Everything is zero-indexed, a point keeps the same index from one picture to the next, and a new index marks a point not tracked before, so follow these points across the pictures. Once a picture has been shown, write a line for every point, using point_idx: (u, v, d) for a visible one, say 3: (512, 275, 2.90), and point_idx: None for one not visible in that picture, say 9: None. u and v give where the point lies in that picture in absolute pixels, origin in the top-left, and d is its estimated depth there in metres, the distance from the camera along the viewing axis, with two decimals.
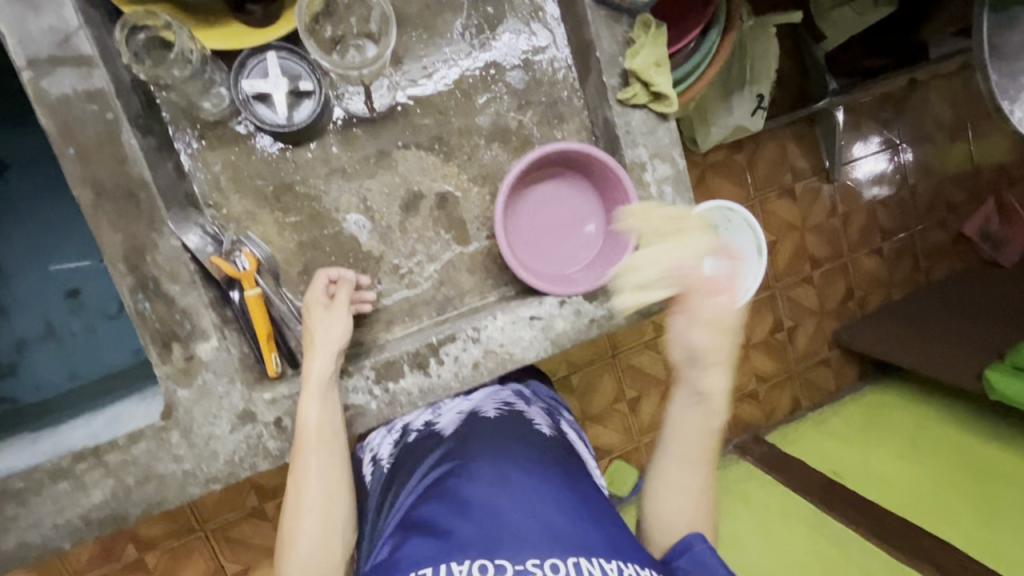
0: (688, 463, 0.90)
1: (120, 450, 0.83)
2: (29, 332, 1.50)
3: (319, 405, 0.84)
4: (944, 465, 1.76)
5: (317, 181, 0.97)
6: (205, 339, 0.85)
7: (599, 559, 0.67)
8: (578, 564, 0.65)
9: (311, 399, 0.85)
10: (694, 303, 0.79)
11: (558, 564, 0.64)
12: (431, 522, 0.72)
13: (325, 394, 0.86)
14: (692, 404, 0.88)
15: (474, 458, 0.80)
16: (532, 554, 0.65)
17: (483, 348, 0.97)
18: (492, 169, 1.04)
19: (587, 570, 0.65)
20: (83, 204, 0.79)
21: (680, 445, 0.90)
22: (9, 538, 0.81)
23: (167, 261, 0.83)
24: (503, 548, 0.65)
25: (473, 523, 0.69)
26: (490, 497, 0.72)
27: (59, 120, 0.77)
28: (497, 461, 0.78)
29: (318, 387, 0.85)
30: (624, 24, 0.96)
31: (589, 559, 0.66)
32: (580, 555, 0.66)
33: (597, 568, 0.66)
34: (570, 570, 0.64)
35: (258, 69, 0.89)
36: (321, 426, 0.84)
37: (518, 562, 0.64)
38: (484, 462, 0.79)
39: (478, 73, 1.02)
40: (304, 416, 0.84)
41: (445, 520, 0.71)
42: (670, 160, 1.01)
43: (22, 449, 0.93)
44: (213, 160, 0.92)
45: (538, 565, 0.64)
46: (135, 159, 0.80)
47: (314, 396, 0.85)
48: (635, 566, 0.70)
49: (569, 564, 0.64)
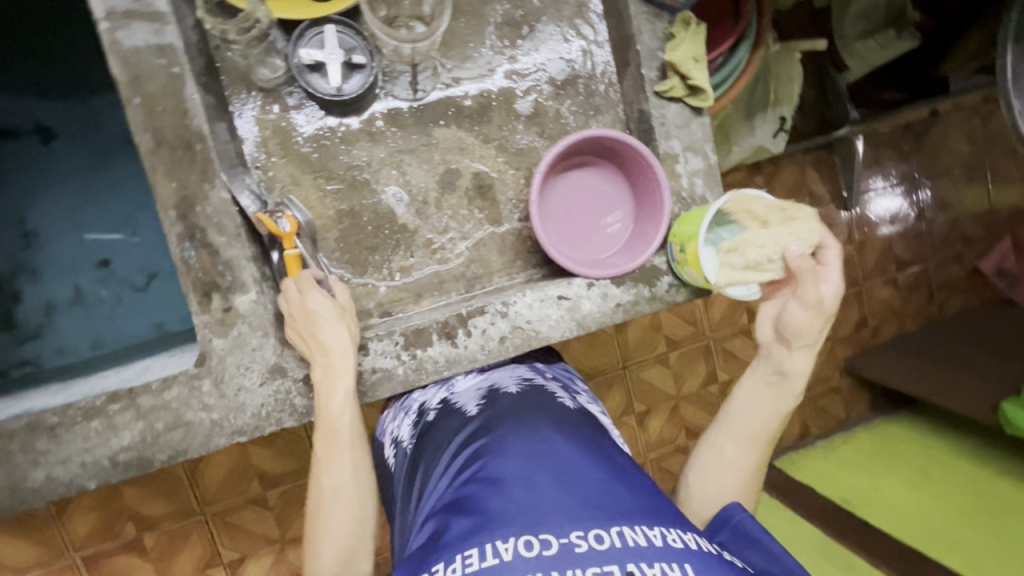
0: (739, 443, 0.95)
1: (153, 394, 0.84)
2: (58, 296, 1.53)
3: (333, 392, 0.82)
4: (955, 497, 1.74)
5: (360, 153, 1.00)
6: (244, 292, 0.87)
7: (641, 527, 0.65)
8: (622, 533, 0.64)
9: (325, 385, 0.83)
10: (806, 286, 0.90)
11: (603, 534, 0.63)
12: (468, 500, 0.71)
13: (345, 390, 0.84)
14: (765, 385, 0.96)
15: (504, 436, 0.79)
16: (576, 526, 0.64)
17: (510, 324, 0.99)
18: (528, 154, 1.07)
19: (631, 538, 0.63)
20: (144, 152, 0.83)
21: (732, 425, 0.96)
22: (37, 473, 0.82)
23: (215, 212, 0.86)
24: (547, 523, 0.64)
25: (512, 499, 0.68)
26: (526, 473, 0.72)
27: (129, 70, 0.81)
28: (529, 439, 0.78)
29: (332, 374, 0.83)
30: (664, 20, 1.00)
31: (633, 528, 0.65)
32: (623, 524, 0.65)
33: (641, 537, 0.64)
34: (615, 540, 0.63)
35: (315, 40, 0.93)
36: (340, 415, 0.82)
37: (563, 535, 0.63)
38: (515, 440, 0.78)
39: (520, 61, 1.06)
40: (325, 402, 0.83)
41: (482, 496, 0.70)
42: (702, 154, 1.04)
43: (51, 394, 0.94)
44: (265, 125, 0.96)
45: (583, 537, 0.63)
46: (196, 112, 0.84)
47: (330, 388, 0.83)
48: (678, 530, 0.67)
49: (612, 534, 0.64)
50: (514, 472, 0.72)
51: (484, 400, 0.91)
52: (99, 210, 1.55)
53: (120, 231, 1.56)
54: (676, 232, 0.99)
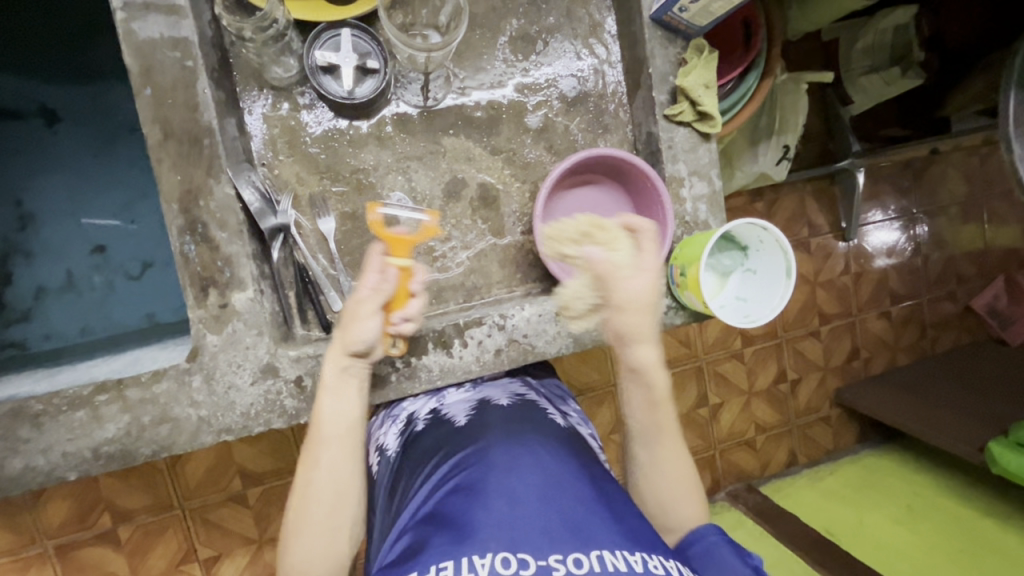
0: (655, 443, 0.88)
1: (142, 387, 0.83)
2: (51, 279, 1.51)
3: (337, 396, 0.82)
4: (939, 535, 1.75)
5: (367, 157, 1.00)
6: (241, 289, 0.86)
7: (622, 551, 0.64)
8: (602, 557, 0.62)
9: (328, 392, 0.82)
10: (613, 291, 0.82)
11: (582, 558, 0.62)
12: (448, 513, 0.70)
13: (339, 383, 0.83)
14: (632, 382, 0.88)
15: (491, 450, 0.79)
16: (555, 549, 0.63)
17: (507, 337, 0.99)
18: (535, 168, 1.07)
19: (610, 562, 0.62)
20: (151, 143, 0.83)
21: (635, 424, 0.90)
22: (17, 461, 0.80)
23: (218, 208, 0.85)
24: (526, 543, 0.63)
25: (493, 514, 0.68)
26: (511, 488, 0.71)
27: (142, 61, 0.81)
28: (515, 453, 0.78)
29: (337, 377, 0.82)
30: (677, 45, 1.01)
31: (613, 552, 0.63)
32: (604, 548, 0.63)
33: (621, 562, 0.63)
34: (594, 563, 0.61)
35: (331, 43, 0.94)
36: (338, 419, 0.82)
37: (541, 557, 0.62)
38: (501, 453, 0.78)
39: (533, 76, 1.07)
40: (320, 408, 0.82)
41: (463, 510, 0.69)
42: (707, 179, 1.05)
43: (38, 381, 0.93)
44: (274, 123, 0.96)
45: (561, 560, 0.61)
46: (206, 107, 0.84)
47: (332, 391, 0.82)
48: (661, 557, 0.66)
49: (592, 558, 0.62)
50: (498, 487, 0.72)
51: (474, 410, 0.91)
52: (98, 196, 1.54)
53: (118, 218, 1.55)
54: (680, 254, 0.99)
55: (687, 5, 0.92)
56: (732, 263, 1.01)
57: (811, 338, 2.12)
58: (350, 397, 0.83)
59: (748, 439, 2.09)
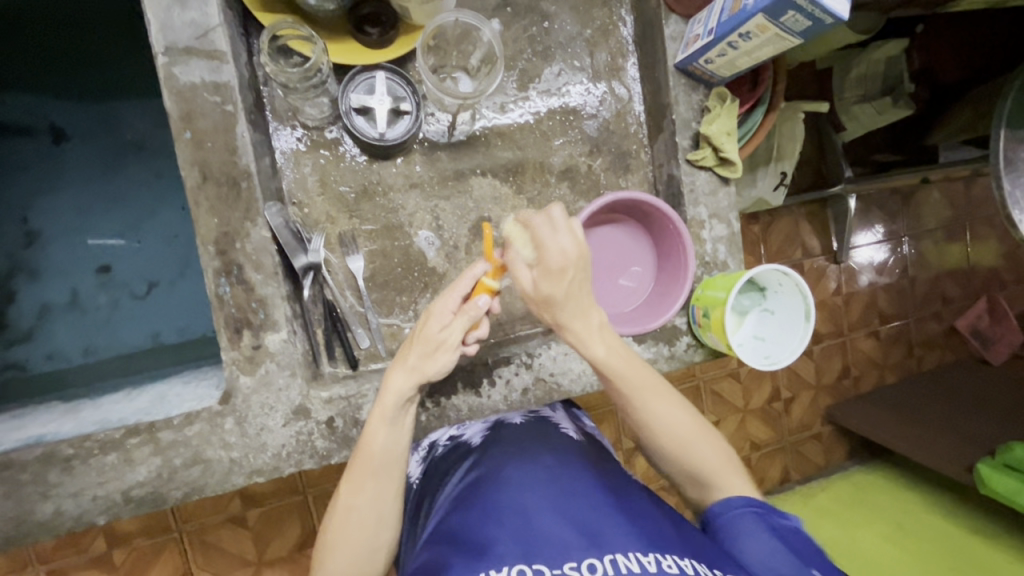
0: (651, 411, 0.86)
1: (174, 429, 0.83)
2: (54, 298, 1.48)
3: (391, 432, 0.82)
4: (931, 552, 1.80)
5: (396, 195, 1.01)
6: (275, 330, 0.86)
7: (634, 555, 0.70)
8: (614, 561, 0.69)
9: (380, 422, 0.82)
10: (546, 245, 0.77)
11: (595, 564, 0.68)
12: (464, 529, 0.77)
13: (396, 416, 0.82)
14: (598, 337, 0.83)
15: (503, 466, 0.86)
16: (569, 558, 0.69)
17: (534, 375, 1.00)
18: (559, 207, 1.09)
19: (623, 566, 0.68)
20: (189, 185, 0.83)
21: (618, 397, 0.87)
22: (46, 506, 0.80)
23: (254, 250, 0.86)
24: (542, 554, 0.70)
25: (507, 528, 0.75)
26: (523, 503, 0.78)
27: (183, 105, 0.82)
28: (525, 470, 0.84)
29: (392, 409, 0.82)
30: (700, 93, 1.05)
31: (626, 555, 0.70)
32: (616, 552, 0.70)
33: (635, 563, 0.69)
34: (607, 568, 0.68)
35: (365, 85, 0.95)
36: (387, 451, 0.82)
37: (555, 566, 0.68)
38: (514, 471, 0.84)
39: (558, 118, 1.09)
40: (369, 440, 0.82)
41: (479, 525, 0.76)
42: (726, 222, 1.08)
43: (60, 419, 0.92)
44: (305, 162, 0.97)
45: (576, 567, 0.68)
46: (245, 150, 0.84)
47: (380, 421, 0.82)
48: (673, 555, 0.71)
49: (605, 562, 0.69)
50: (511, 501, 0.79)
51: (489, 431, 0.97)
52: (104, 214, 1.51)
53: (123, 237, 1.52)
54: (701, 295, 1.03)
55: (713, 58, 0.95)
56: (750, 303, 1.05)
57: (805, 360, 2.18)
58: (399, 427, 0.83)
59: (745, 459, 2.13)
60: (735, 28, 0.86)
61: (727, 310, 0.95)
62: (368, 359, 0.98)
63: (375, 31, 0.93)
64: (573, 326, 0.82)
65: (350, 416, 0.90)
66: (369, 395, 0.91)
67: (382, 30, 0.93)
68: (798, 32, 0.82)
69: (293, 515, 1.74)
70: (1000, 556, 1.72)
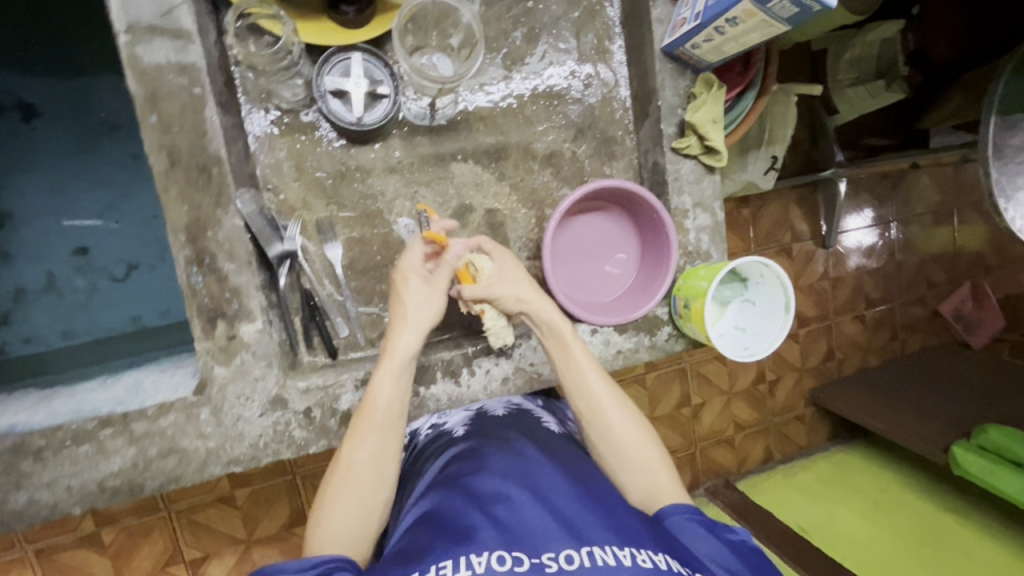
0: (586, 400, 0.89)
1: (148, 420, 0.82)
2: (30, 281, 1.44)
3: (394, 383, 0.82)
4: (901, 527, 1.85)
5: (375, 181, 0.99)
6: (250, 321, 0.85)
7: (612, 548, 0.68)
8: (592, 553, 0.67)
9: (386, 376, 0.83)
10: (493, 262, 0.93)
11: (573, 554, 0.67)
12: (448, 516, 0.75)
13: (403, 372, 0.84)
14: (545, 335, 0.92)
15: (487, 457, 0.85)
16: (548, 548, 0.68)
17: (514, 365, 1.01)
18: (542, 194, 1.08)
19: (600, 558, 0.66)
20: (156, 171, 0.80)
21: (566, 382, 0.91)
22: (20, 496, 0.79)
23: (227, 238, 0.84)
24: (522, 544, 0.68)
25: (489, 517, 0.73)
26: (505, 493, 0.76)
27: (147, 87, 0.79)
28: (510, 461, 0.83)
29: (400, 364, 0.84)
30: (687, 78, 1.03)
31: (603, 548, 0.68)
32: (594, 544, 0.68)
33: (611, 556, 0.67)
34: (584, 559, 0.66)
35: (340, 67, 0.91)
36: (390, 405, 0.82)
37: (534, 555, 0.67)
38: (499, 462, 0.83)
39: (543, 103, 1.07)
40: (375, 393, 0.82)
41: (462, 511, 0.75)
42: (710, 211, 1.07)
43: (35, 407, 0.91)
44: (279, 146, 0.94)
45: (553, 558, 0.66)
46: (214, 135, 0.82)
47: (388, 373, 0.83)
48: (649, 551, 0.70)
49: (583, 554, 0.67)
50: (494, 490, 0.78)
51: (472, 422, 0.96)
52: (79, 194, 1.46)
53: (101, 217, 1.47)
54: (683, 285, 1.02)
55: (700, 43, 0.93)
56: (731, 294, 1.05)
57: (790, 343, 2.20)
58: (402, 386, 0.84)
59: (728, 438, 2.16)
60: (722, 13, 0.84)
61: (707, 301, 0.95)
62: (346, 347, 0.98)
63: (350, 10, 0.88)
64: (530, 308, 0.91)
65: (328, 406, 0.89)
66: (346, 385, 0.90)
67: (359, 8, 0.89)
68: (786, 19, 0.80)
69: (282, 495, 1.74)
70: (969, 534, 1.75)
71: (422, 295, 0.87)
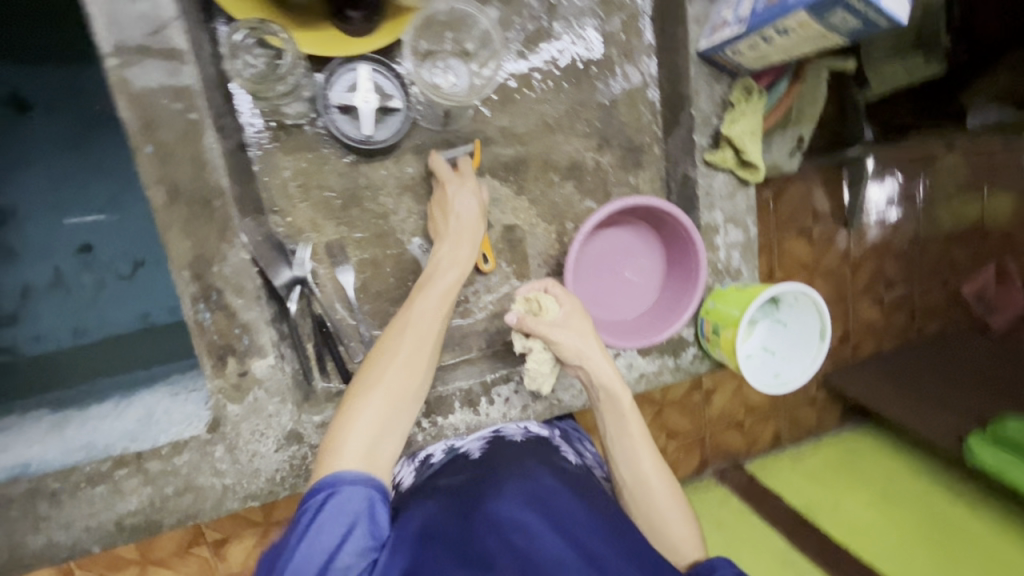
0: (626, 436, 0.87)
1: (162, 459, 0.80)
2: (35, 279, 1.38)
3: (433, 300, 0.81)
4: None
5: (387, 200, 0.93)
6: (262, 356, 0.82)
7: None
8: None
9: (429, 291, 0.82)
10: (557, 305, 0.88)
11: None
12: (458, 533, 0.68)
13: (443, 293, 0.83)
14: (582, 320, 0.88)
15: (506, 478, 0.78)
16: None
17: (534, 393, 0.99)
18: (563, 207, 1.01)
19: None
20: (156, 205, 0.76)
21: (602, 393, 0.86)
22: (39, 537, 0.78)
23: (234, 273, 0.80)
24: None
25: (506, 542, 0.67)
26: (524, 518, 0.71)
27: (141, 114, 0.74)
28: (527, 480, 0.78)
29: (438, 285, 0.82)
30: (723, 84, 0.96)
31: None
32: None
33: None
34: None
35: (348, 79, 0.84)
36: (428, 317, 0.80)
37: None
38: (516, 481, 0.77)
39: (564, 108, 0.98)
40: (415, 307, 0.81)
41: (476, 533, 0.68)
42: (742, 226, 1.01)
43: (48, 438, 0.89)
44: (284, 164, 0.87)
45: None
46: (216, 165, 0.77)
47: (431, 294, 0.82)
48: None
49: None
50: (513, 514, 0.71)
51: (490, 446, 0.89)
52: (78, 193, 1.41)
53: (101, 214, 1.42)
54: (712, 308, 0.97)
55: (743, 50, 0.85)
56: (760, 315, 1.00)
57: None
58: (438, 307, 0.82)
59: (739, 424, 1.98)
60: (770, 22, 0.75)
61: (739, 330, 0.90)
62: None
63: (356, 16, 0.81)
64: (588, 348, 0.86)
65: None
66: None
67: (365, 14, 0.81)
68: (847, 32, 0.72)
69: None
70: None
71: (472, 209, 0.88)
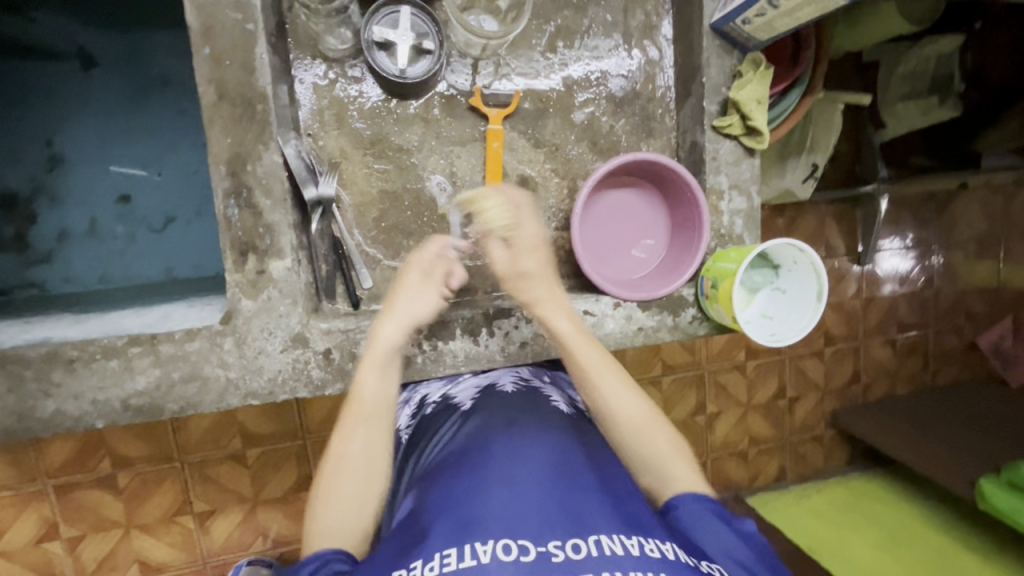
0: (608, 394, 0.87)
1: (174, 343, 0.84)
2: (74, 223, 1.47)
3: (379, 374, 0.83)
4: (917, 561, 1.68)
5: (412, 137, 1.00)
6: (280, 258, 0.87)
7: (619, 537, 0.63)
8: (599, 542, 0.61)
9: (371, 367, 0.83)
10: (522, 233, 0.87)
11: (580, 543, 0.61)
12: (446, 500, 0.70)
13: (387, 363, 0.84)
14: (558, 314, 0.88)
15: (492, 440, 0.78)
16: (553, 535, 0.62)
17: (534, 330, 1.01)
18: (576, 165, 1.07)
19: (608, 548, 0.61)
20: (205, 102, 0.84)
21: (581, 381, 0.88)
22: (49, 404, 0.82)
23: (265, 174, 0.86)
24: (526, 531, 0.62)
25: (494, 502, 0.67)
26: (512, 477, 0.70)
27: (203, 20, 0.82)
28: (516, 441, 0.77)
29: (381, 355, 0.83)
30: (734, 57, 1.02)
31: (610, 537, 0.62)
32: (600, 534, 0.62)
33: (619, 546, 0.61)
34: (592, 548, 0.60)
35: (389, 19, 0.93)
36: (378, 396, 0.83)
37: (540, 543, 0.61)
38: (505, 445, 0.77)
39: (583, 73, 1.06)
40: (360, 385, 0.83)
41: (466, 497, 0.69)
42: (746, 194, 1.05)
43: (72, 326, 0.94)
44: (323, 95, 0.96)
45: (561, 546, 0.60)
46: (263, 71, 0.85)
47: (373, 365, 0.83)
48: (657, 541, 0.65)
49: (590, 543, 0.61)
50: (501, 473, 0.71)
51: (479, 395, 0.94)
52: (126, 143, 1.49)
53: (143, 168, 1.50)
54: (712, 266, 1.00)
55: (752, 18, 0.91)
56: (761, 280, 1.02)
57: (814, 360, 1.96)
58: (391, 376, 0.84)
59: (742, 451, 1.94)
60: None
61: (735, 282, 0.93)
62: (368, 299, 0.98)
63: None
64: (575, 345, 0.88)
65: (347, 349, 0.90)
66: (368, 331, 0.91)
67: None
68: None
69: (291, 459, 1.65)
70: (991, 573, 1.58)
71: (425, 288, 0.86)
